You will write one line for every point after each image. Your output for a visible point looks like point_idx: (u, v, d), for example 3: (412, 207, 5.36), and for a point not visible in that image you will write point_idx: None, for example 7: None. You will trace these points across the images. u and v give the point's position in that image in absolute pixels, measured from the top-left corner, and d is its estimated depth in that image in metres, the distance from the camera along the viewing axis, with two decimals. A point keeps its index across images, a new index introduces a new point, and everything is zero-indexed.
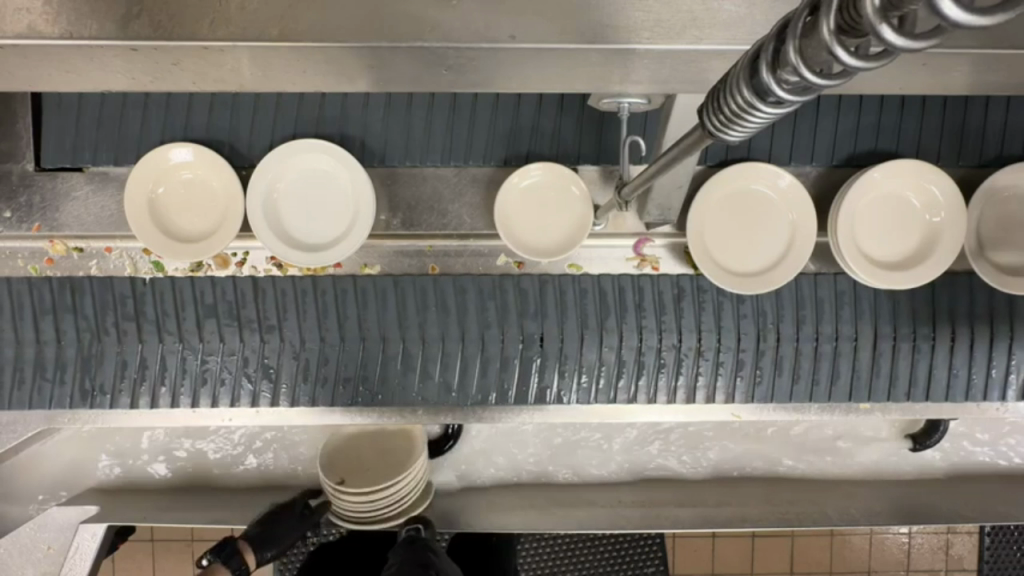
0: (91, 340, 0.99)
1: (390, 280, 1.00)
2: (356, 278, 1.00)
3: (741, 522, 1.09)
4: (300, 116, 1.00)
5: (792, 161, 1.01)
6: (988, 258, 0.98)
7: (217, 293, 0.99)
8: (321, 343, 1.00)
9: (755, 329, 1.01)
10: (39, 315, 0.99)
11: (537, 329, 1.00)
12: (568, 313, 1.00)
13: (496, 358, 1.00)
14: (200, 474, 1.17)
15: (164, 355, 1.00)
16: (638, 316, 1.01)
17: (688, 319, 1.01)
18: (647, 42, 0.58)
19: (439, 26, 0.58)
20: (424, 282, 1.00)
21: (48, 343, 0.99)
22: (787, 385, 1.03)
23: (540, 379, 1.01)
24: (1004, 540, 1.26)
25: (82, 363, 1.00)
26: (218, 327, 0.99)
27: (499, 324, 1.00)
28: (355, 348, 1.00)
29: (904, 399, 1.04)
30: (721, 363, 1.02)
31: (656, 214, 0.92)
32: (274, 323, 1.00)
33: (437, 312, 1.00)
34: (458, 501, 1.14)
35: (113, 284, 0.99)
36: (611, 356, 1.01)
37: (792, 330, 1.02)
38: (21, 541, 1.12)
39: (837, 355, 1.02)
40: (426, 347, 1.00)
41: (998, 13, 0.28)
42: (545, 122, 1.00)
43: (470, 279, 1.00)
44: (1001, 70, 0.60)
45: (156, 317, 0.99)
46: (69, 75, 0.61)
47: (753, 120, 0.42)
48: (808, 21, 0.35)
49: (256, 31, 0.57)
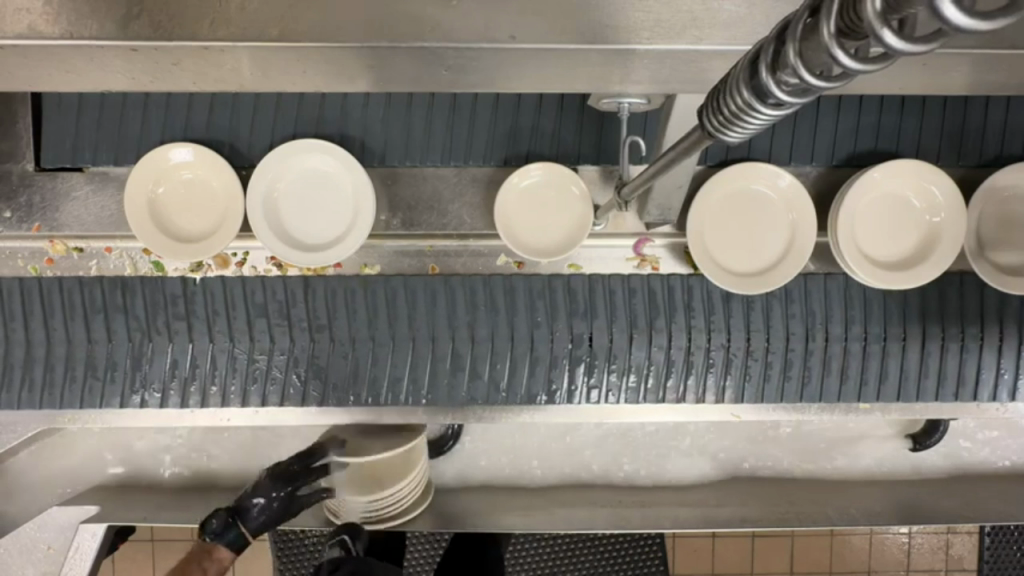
0: (142, 339, 0.99)
1: (440, 279, 1.00)
2: (407, 278, 1.00)
3: (741, 523, 1.10)
4: (300, 116, 1.00)
5: (792, 161, 1.01)
6: (988, 258, 0.98)
7: (267, 292, 0.99)
8: (372, 342, 1.00)
9: (804, 329, 1.01)
10: (90, 314, 0.99)
11: (586, 329, 1.00)
12: (617, 312, 1.00)
13: (545, 358, 1.00)
14: (202, 473, 1.17)
15: (214, 355, 1.00)
16: (687, 315, 1.01)
17: (738, 317, 1.01)
18: (647, 42, 0.58)
19: (440, 26, 0.58)
20: (474, 282, 1.00)
21: (99, 342, 0.99)
22: (837, 386, 1.03)
23: (588, 379, 1.01)
24: (1004, 540, 1.26)
25: (133, 363, 0.99)
26: (268, 327, 0.99)
27: (549, 324, 1.00)
28: (405, 349, 1.00)
29: (952, 399, 1.04)
30: (771, 364, 1.02)
31: (656, 214, 0.92)
32: (324, 322, 0.99)
33: (486, 311, 1.00)
34: (458, 501, 1.14)
35: (163, 284, 0.99)
36: (659, 355, 1.01)
37: (841, 330, 1.01)
38: (21, 541, 1.12)
39: (886, 355, 1.02)
40: (476, 349, 1.00)
41: (998, 18, 0.28)
42: (545, 122, 1.00)
43: (520, 279, 1.00)
44: (1001, 70, 0.60)
45: (205, 317, 0.99)
46: (70, 75, 0.61)
47: (753, 121, 0.42)
48: (808, 23, 0.35)
49: (256, 31, 0.57)
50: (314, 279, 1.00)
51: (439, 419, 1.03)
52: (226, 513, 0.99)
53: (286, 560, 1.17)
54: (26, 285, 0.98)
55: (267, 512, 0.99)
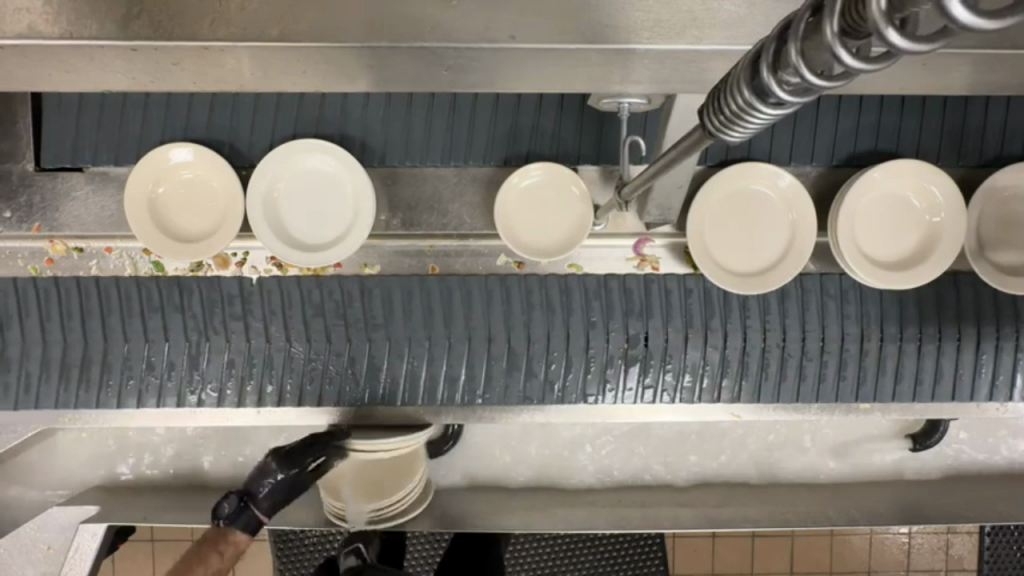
0: (198, 339, 0.99)
1: (497, 280, 1.00)
2: (463, 278, 1.00)
3: (741, 523, 1.11)
4: (300, 116, 1.00)
5: (792, 161, 1.01)
6: (988, 258, 0.98)
7: (323, 292, 1.00)
8: (428, 342, 1.00)
9: (859, 329, 1.01)
10: (147, 313, 0.99)
11: (642, 329, 1.00)
12: (672, 313, 1.00)
13: (601, 358, 1.00)
14: (200, 474, 1.16)
15: (271, 354, 1.00)
16: (743, 314, 1.01)
17: (793, 318, 1.01)
18: (647, 42, 0.58)
19: (440, 26, 0.58)
20: (530, 282, 1.00)
21: (155, 341, 0.99)
22: (892, 386, 1.03)
23: (644, 379, 1.01)
24: (1004, 540, 1.26)
25: (190, 363, 1.00)
26: (324, 326, 1.00)
27: (604, 323, 1.00)
28: (461, 348, 1.00)
29: (1006, 399, 1.04)
30: (826, 364, 1.02)
31: (656, 214, 0.92)
32: (380, 322, 1.00)
33: (542, 311, 1.00)
34: (456, 501, 1.14)
35: (220, 284, 0.99)
36: (715, 355, 1.01)
37: (897, 330, 1.02)
38: (21, 541, 1.12)
39: (941, 354, 1.02)
40: (532, 348, 1.00)
41: (1004, 17, 0.28)
42: (545, 122, 1.00)
43: (576, 279, 1.00)
44: (1002, 70, 0.60)
45: (262, 316, 0.99)
46: (70, 75, 0.61)
47: (753, 121, 0.42)
48: (810, 22, 0.35)
49: (256, 31, 0.57)
50: (370, 278, 1.00)
51: (439, 419, 1.03)
52: (237, 495, 0.90)
53: (286, 560, 1.17)
54: (83, 284, 0.98)
55: (285, 488, 0.93)
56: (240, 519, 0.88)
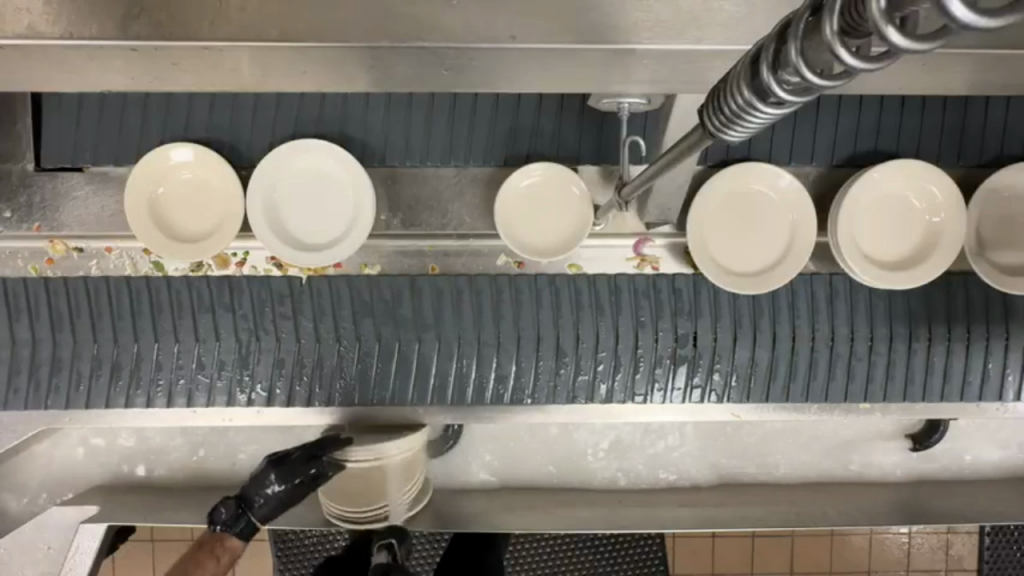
0: (249, 339, 1.00)
1: (546, 279, 1.01)
2: (513, 278, 1.00)
3: (741, 523, 1.11)
4: (300, 116, 1.00)
5: (792, 161, 1.01)
6: (995, 258, 0.98)
7: (374, 292, 1.00)
8: (477, 342, 1.00)
9: (907, 328, 1.02)
10: (197, 312, 0.99)
11: (690, 329, 1.01)
12: (721, 313, 1.01)
13: (649, 357, 1.01)
14: (199, 474, 1.17)
15: (322, 356, 1.01)
16: (792, 316, 1.02)
17: (841, 319, 1.02)
18: (647, 42, 0.58)
19: (440, 26, 0.58)
20: (580, 282, 1.01)
21: (206, 341, 1.00)
22: (939, 385, 1.04)
23: (692, 378, 1.02)
24: (1004, 540, 1.26)
25: (239, 363, 1.00)
26: (375, 326, 1.00)
27: (653, 323, 1.01)
28: (510, 349, 1.00)
29: None
30: (874, 363, 1.03)
31: (656, 214, 0.93)
32: (431, 322, 1.00)
33: (592, 312, 1.01)
34: (456, 501, 1.14)
35: (270, 284, 1.00)
36: (763, 356, 1.02)
37: (945, 330, 1.02)
38: (21, 541, 1.12)
39: (989, 352, 1.03)
40: (580, 348, 1.01)
41: (1006, 15, 0.28)
42: (545, 122, 1.00)
43: (625, 279, 1.01)
44: (1002, 70, 0.60)
45: (313, 317, 1.00)
46: (70, 75, 0.61)
47: (753, 121, 0.42)
48: (809, 22, 0.35)
49: (256, 31, 0.57)
50: (421, 279, 1.00)
51: (439, 419, 1.03)
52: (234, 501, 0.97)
53: (286, 560, 1.17)
54: (135, 286, 0.99)
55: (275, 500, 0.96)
56: (238, 526, 0.97)
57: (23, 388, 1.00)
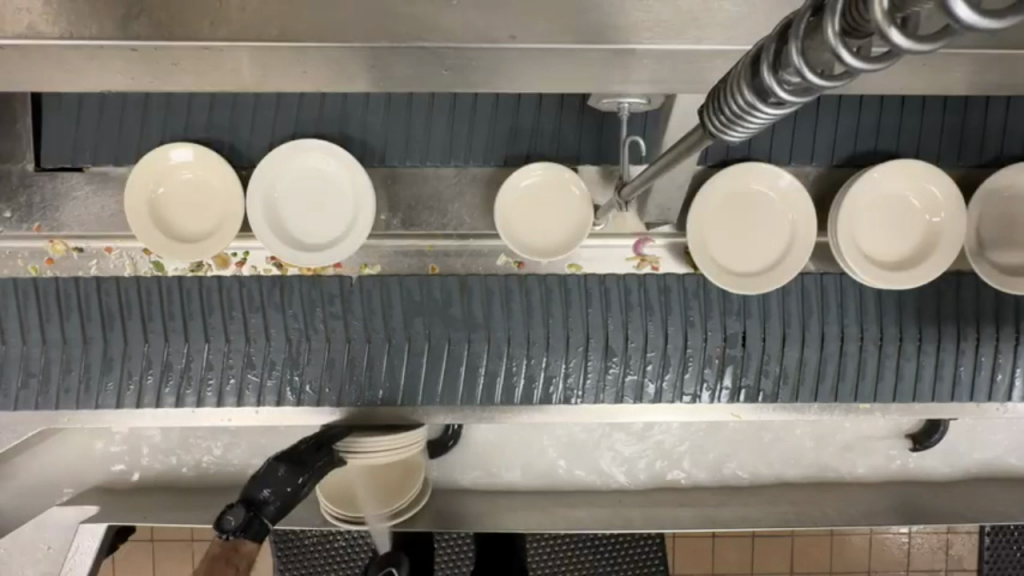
0: (300, 337, 1.00)
1: (597, 279, 1.00)
2: (566, 278, 1.00)
3: (740, 523, 1.11)
4: (300, 116, 1.00)
5: (792, 161, 1.01)
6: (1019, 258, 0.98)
7: (426, 291, 1.00)
8: (527, 343, 1.00)
9: (956, 329, 1.02)
10: (249, 311, 0.99)
11: (740, 329, 1.01)
12: (770, 314, 1.01)
13: (699, 356, 1.01)
14: (198, 473, 1.17)
15: (372, 358, 1.00)
16: (841, 316, 1.02)
17: (888, 320, 1.02)
18: (647, 42, 0.58)
19: (441, 26, 0.58)
20: (629, 282, 1.01)
21: (257, 341, 1.00)
22: (987, 381, 1.03)
23: (740, 379, 1.02)
24: (1004, 540, 1.26)
25: (289, 361, 1.00)
26: (426, 327, 1.00)
27: (701, 323, 1.01)
28: (559, 349, 1.00)
29: None
30: (922, 365, 1.03)
31: (655, 214, 0.93)
32: (481, 321, 1.00)
33: (642, 312, 1.00)
34: (455, 505, 1.13)
35: (322, 286, 0.99)
36: (812, 357, 1.02)
37: (993, 331, 1.02)
38: (21, 540, 1.13)
39: None
40: (629, 347, 1.00)
41: (1008, 16, 0.28)
42: (545, 121, 1.00)
43: (675, 279, 1.01)
44: (1002, 70, 0.60)
45: (363, 317, 1.00)
46: (70, 75, 0.61)
47: (754, 121, 0.42)
48: (811, 22, 0.35)
49: (256, 31, 0.57)
50: (471, 276, 1.01)
51: (439, 419, 1.03)
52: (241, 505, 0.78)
53: (286, 560, 1.17)
54: (184, 285, 0.99)
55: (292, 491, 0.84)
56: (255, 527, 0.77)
57: (22, 388, 1.00)
